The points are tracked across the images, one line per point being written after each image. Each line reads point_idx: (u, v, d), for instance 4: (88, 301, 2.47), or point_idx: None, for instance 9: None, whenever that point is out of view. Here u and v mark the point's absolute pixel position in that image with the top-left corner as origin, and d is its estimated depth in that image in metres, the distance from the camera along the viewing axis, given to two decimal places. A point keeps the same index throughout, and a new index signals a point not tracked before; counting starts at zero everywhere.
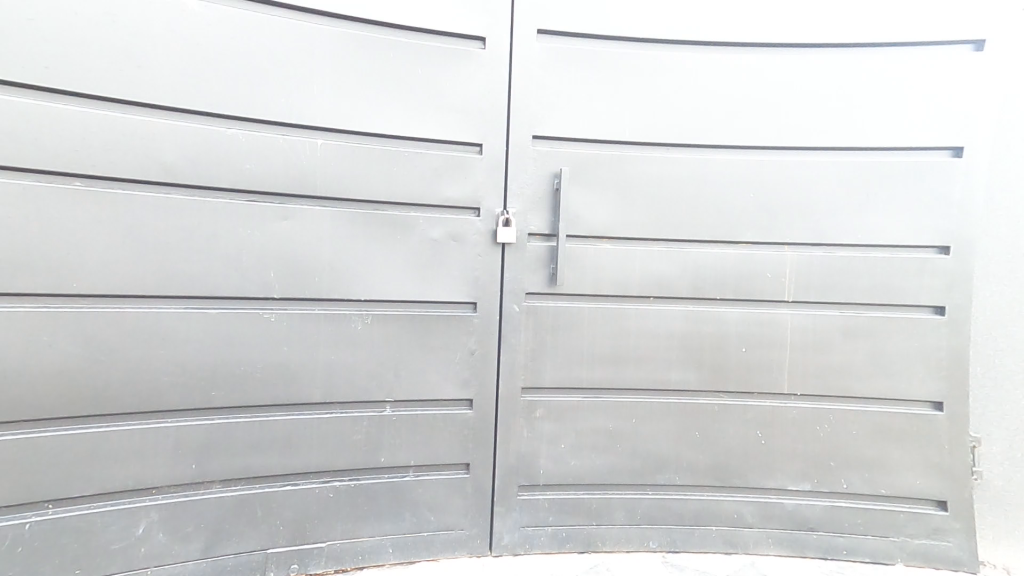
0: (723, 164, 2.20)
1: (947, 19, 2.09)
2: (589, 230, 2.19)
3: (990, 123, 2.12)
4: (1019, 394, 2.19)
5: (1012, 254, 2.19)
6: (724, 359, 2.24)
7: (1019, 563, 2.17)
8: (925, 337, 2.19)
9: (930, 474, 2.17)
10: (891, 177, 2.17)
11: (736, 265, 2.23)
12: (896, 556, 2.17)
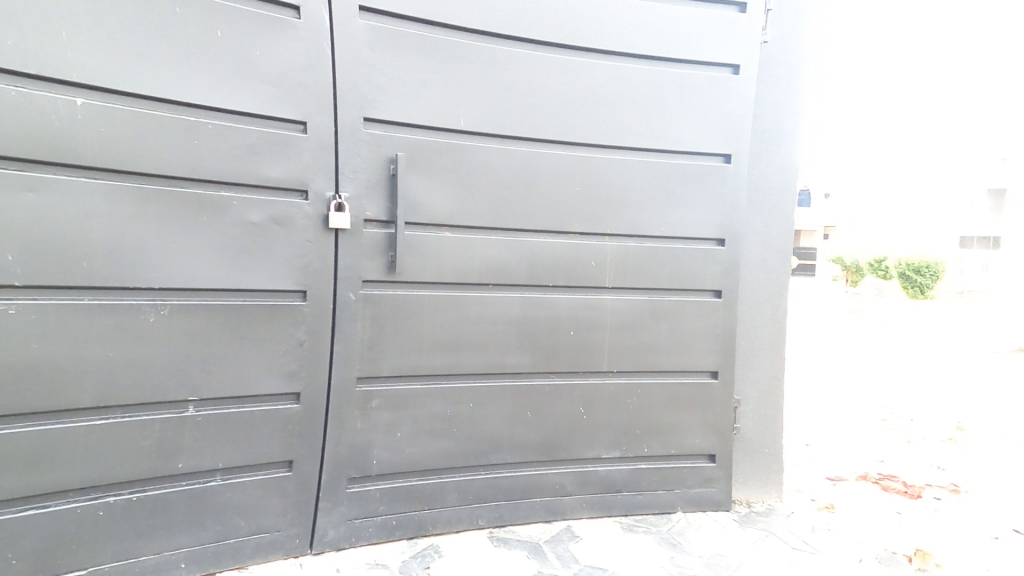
0: (551, 158, 2.35)
1: (720, 45, 2.47)
2: (427, 218, 2.19)
3: (749, 138, 2.56)
4: (769, 362, 2.72)
5: (767, 248, 2.69)
6: (555, 342, 2.42)
7: (756, 497, 2.72)
8: (709, 318, 2.60)
9: (707, 432, 2.60)
10: (685, 179, 2.52)
11: (566, 254, 2.41)
12: (678, 505, 2.56)
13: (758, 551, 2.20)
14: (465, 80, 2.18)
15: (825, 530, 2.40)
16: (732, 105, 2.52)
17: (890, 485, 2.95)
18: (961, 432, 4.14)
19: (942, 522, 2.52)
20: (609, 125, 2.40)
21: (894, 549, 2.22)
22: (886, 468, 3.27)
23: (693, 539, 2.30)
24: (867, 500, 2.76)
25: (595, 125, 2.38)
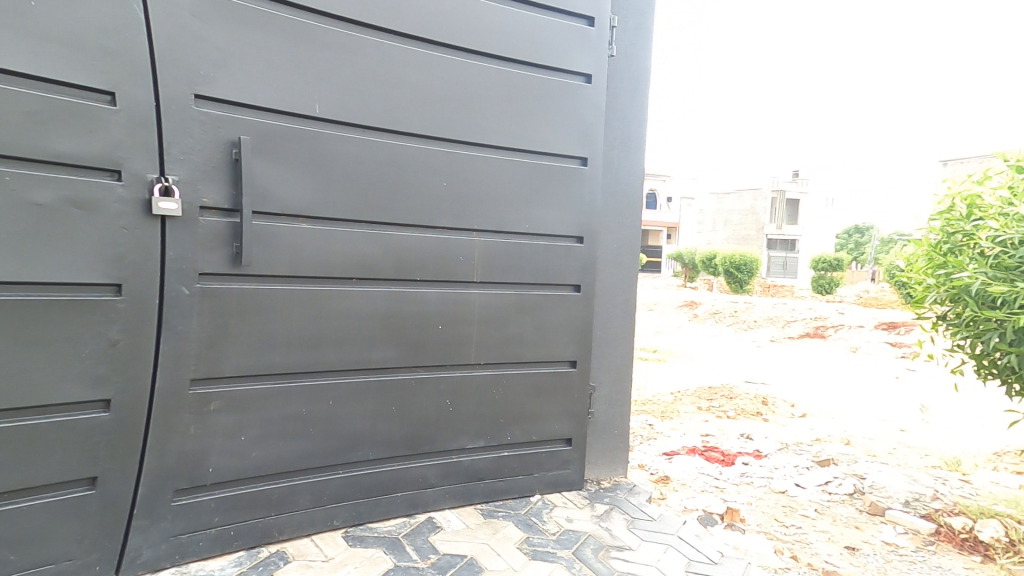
0: (416, 151, 2.32)
1: (573, 56, 2.63)
2: (280, 208, 2.05)
3: (601, 144, 2.76)
4: (620, 351, 2.96)
5: (620, 246, 2.92)
6: (423, 336, 2.40)
7: (603, 474, 2.96)
8: (569, 310, 2.75)
9: (565, 417, 2.75)
10: (546, 179, 2.64)
11: (433, 248, 2.40)
12: (536, 488, 2.70)
13: (603, 522, 2.39)
14: (316, 64, 2.07)
15: (663, 501, 2.93)
16: (586, 112, 2.70)
17: (712, 455, 3.72)
18: (767, 407, 4.98)
19: (746, 486, 3.30)
20: (472, 121, 2.43)
21: (711, 509, 2.87)
22: (711, 441, 4.03)
23: (547, 518, 2.44)
24: (694, 472, 3.43)
25: (458, 120, 2.40)
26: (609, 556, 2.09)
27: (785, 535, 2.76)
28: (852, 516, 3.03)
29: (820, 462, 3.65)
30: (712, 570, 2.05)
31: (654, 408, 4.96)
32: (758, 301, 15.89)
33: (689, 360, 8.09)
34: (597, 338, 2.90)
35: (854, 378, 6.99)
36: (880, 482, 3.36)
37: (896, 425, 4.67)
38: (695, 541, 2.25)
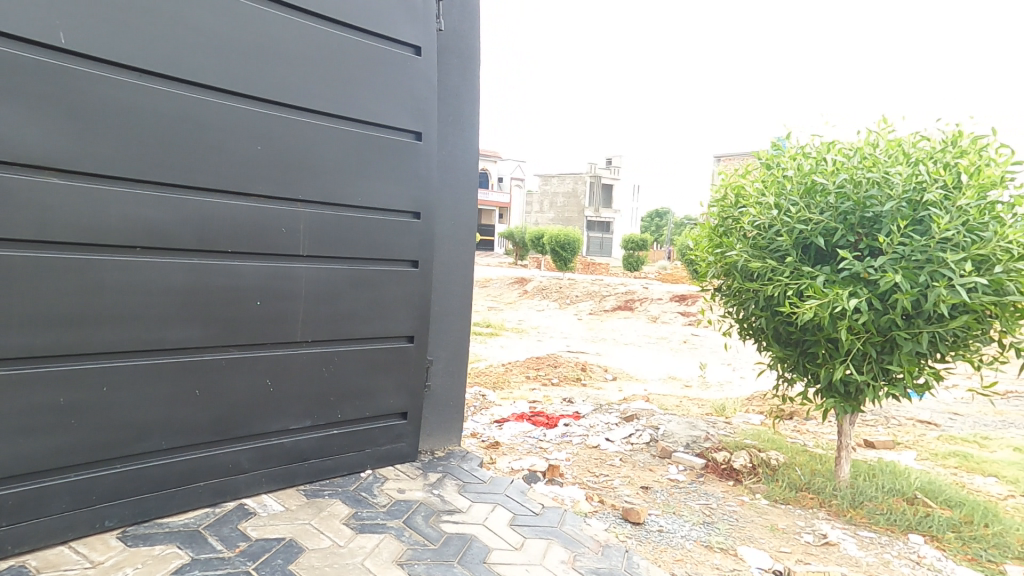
0: (219, 108, 2.02)
1: (400, 23, 2.50)
2: (16, 156, 1.63)
3: (434, 118, 2.66)
4: (457, 325, 2.97)
5: (456, 220, 2.92)
6: (234, 314, 2.10)
7: (437, 445, 2.98)
8: (407, 286, 2.61)
9: (401, 393, 2.64)
10: (379, 150, 2.48)
11: (248, 216, 2.11)
12: (367, 463, 2.59)
13: (434, 490, 2.41)
14: None
15: (493, 464, 3.09)
16: (418, 84, 2.59)
17: (537, 419, 4.02)
18: (585, 373, 5.56)
19: (566, 445, 3.64)
20: (290, 79, 2.18)
21: (536, 467, 3.11)
22: (538, 407, 4.36)
23: (377, 491, 2.37)
24: (521, 436, 3.69)
25: (272, 78, 2.13)
26: (439, 521, 2.13)
27: (596, 484, 3.13)
28: (648, 461, 3.57)
29: (626, 418, 4.21)
30: (534, 520, 2.24)
31: (487, 380, 5.17)
32: (580, 282, 17.58)
33: (520, 334, 8.62)
34: (433, 313, 2.88)
35: (654, 344, 8.22)
36: (669, 429, 4.01)
37: (681, 382, 5.61)
38: (520, 497, 2.42)
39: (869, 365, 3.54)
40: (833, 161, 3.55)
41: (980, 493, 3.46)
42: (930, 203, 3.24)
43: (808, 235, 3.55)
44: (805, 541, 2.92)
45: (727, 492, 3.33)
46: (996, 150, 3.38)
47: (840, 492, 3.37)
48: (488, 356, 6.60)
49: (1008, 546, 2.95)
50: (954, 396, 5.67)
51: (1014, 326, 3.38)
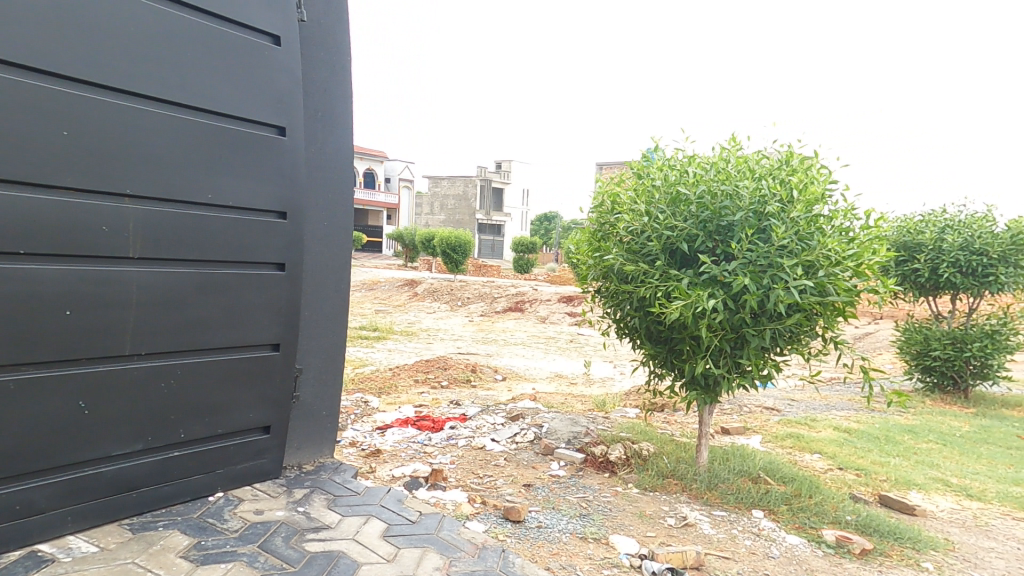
0: (6, 85, 1.72)
1: (252, 10, 2.30)
2: None
3: (298, 112, 2.48)
4: (329, 331, 2.83)
5: (329, 221, 2.76)
6: (34, 326, 1.81)
7: (306, 459, 2.81)
8: (269, 292, 2.41)
9: (261, 405, 2.45)
10: (232, 145, 2.27)
11: (54, 214, 1.84)
12: (218, 486, 2.36)
13: (299, 507, 2.28)
14: None
15: (373, 474, 3.04)
16: (278, 77, 2.40)
17: (423, 423, 3.99)
18: (476, 375, 5.62)
19: (451, 448, 3.65)
20: (108, 60, 1.93)
21: (418, 473, 3.10)
22: (424, 411, 4.32)
23: (229, 516, 2.19)
24: (405, 441, 3.64)
25: (83, 56, 1.87)
26: (302, 540, 2.03)
27: (479, 485, 3.17)
28: (532, 460, 3.69)
29: (512, 417, 4.32)
30: (409, 529, 2.21)
31: (373, 386, 5.01)
32: (476, 282, 17.72)
33: (410, 338, 8.43)
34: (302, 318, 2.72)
35: (543, 343, 8.54)
36: (552, 426, 4.18)
37: (567, 380, 5.86)
38: (395, 506, 2.37)
39: (725, 360, 3.99)
40: (694, 173, 3.94)
41: (808, 468, 4.04)
42: (770, 214, 3.75)
43: (674, 240, 3.91)
44: (667, 524, 3.22)
45: (603, 484, 3.56)
46: (819, 169, 3.98)
47: (700, 475, 3.75)
48: (376, 362, 6.39)
49: (827, 513, 3.48)
50: (791, 385, 6.57)
51: (834, 323, 4.01)
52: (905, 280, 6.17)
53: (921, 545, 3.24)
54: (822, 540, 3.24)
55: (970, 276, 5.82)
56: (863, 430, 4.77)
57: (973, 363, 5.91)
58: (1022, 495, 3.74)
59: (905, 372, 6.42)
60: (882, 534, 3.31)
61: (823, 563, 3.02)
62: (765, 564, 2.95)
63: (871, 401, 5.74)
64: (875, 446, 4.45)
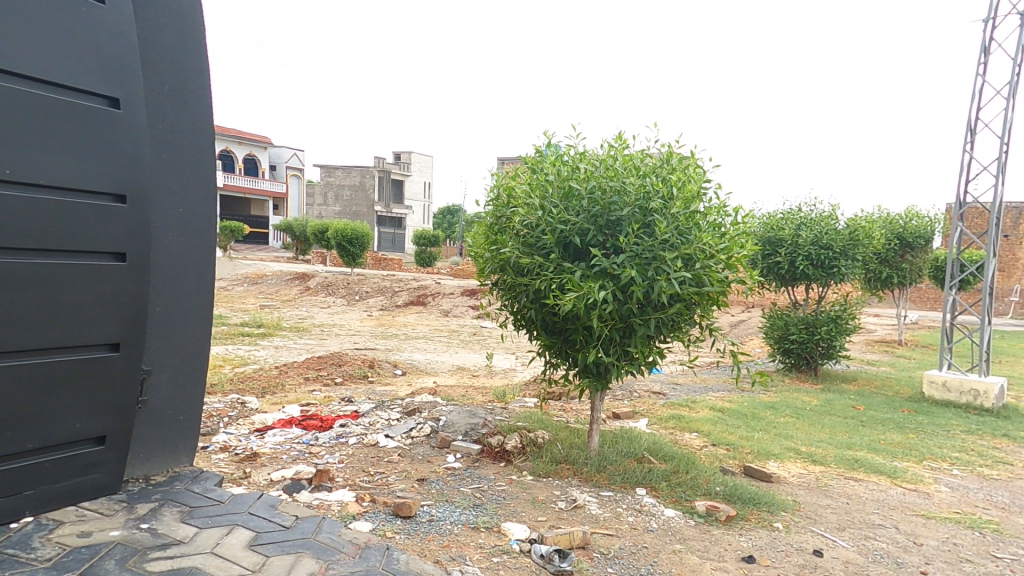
0: None
1: None
2: None
3: (135, 76, 1.97)
4: (188, 326, 2.41)
5: (187, 209, 2.33)
6: None
7: (157, 469, 2.43)
8: (103, 281, 1.90)
9: (95, 414, 1.96)
10: (33, 114, 1.73)
11: None
12: (25, 510, 1.89)
13: (141, 524, 2.02)
14: None
15: (248, 479, 2.93)
16: (98, 32, 1.89)
17: (309, 422, 3.86)
18: (372, 370, 5.52)
19: (340, 447, 3.55)
20: None
21: (301, 475, 3.02)
22: (313, 410, 4.18)
23: (39, 543, 1.82)
24: (286, 442, 3.52)
25: None
26: (144, 560, 1.82)
27: (369, 484, 3.11)
28: (427, 454, 3.69)
29: (409, 412, 4.27)
30: (280, 536, 2.11)
31: (257, 385, 4.79)
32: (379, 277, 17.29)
33: (303, 337, 8.05)
34: (153, 314, 2.28)
35: (443, 338, 8.59)
36: (449, 420, 4.18)
37: (468, 373, 5.91)
38: (266, 513, 2.26)
39: (615, 349, 4.21)
40: (585, 169, 4.12)
41: (687, 446, 4.42)
42: (654, 210, 4.01)
43: (567, 234, 4.06)
44: (558, 508, 3.36)
45: (498, 473, 3.64)
46: (696, 169, 4.31)
47: (590, 459, 3.96)
48: (263, 364, 6.05)
49: (700, 486, 3.83)
50: (675, 369, 7.13)
51: (709, 311, 4.39)
52: (768, 272, 6.90)
53: (775, 508, 3.66)
54: (695, 510, 3.56)
55: (818, 268, 6.63)
56: (733, 408, 5.29)
57: (821, 344, 6.77)
58: (854, 457, 4.37)
59: (769, 354, 7.22)
60: (745, 501, 3.70)
61: (694, 532, 3.32)
62: (644, 537, 3.19)
63: (740, 382, 6.39)
64: (742, 422, 4.96)
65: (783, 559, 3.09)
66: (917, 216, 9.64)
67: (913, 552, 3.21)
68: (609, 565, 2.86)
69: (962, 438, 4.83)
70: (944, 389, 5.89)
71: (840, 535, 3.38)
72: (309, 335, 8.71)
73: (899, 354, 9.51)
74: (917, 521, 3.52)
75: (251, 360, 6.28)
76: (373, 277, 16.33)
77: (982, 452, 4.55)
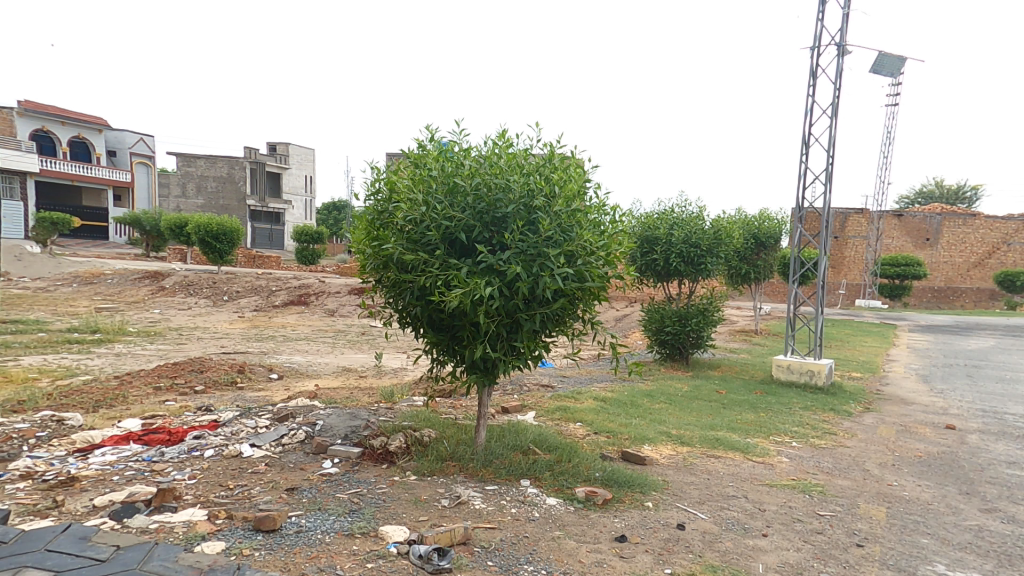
0: None
1: None
2: None
3: None
4: None
5: None
6: None
7: None
8: None
9: None
10: None
11: None
12: None
13: None
14: None
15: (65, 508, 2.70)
16: None
17: (155, 436, 3.63)
18: (241, 377, 5.40)
19: (191, 461, 3.35)
20: None
21: (139, 497, 2.81)
22: (162, 423, 3.93)
23: None
24: (119, 459, 3.30)
25: None
26: None
27: (226, 499, 2.93)
28: (300, 461, 3.53)
29: (280, 418, 4.07)
30: None
31: (91, 399, 4.47)
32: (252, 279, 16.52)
33: (164, 349, 7.39)
34: None
35: (326, 344, 8.37)
36: (327, 424, 4.04)
37: (354, 377, 5.72)
38: (77, 549, 2.35)
39: (502, 344, 4.27)
40: (470, 166, 4.14)
41: (570, 435, 4.61)
42: (538, 207, 4.11)
43: (453, 231, 4.05)
44: (441, 506, 3.34)
45: (380, 475, 3.55)
46: (578, 169, 4.50)
47: (476, 455, 3.99)
48: (96, 375, 5.56)
49: (581, 473, 4.01)
50: (563, 363, 7.44)
51: (590, 306, 4.60)
52: (646, 269, 7.40)
53: (647, 488, 3.94)
54: (575, 497, 3.72)
55: (689, 264, 7.23)
56: (614, 398, 5.63)
57: (692, 334, 7.41)
58: (715, 436, 4.83)
59: (647, 346, 7.77)
60: (621, 484, 3.94)
61: (572, 517, 3.47)
62: (525, 527, 3.26)
63: (620, 372, 6.82)
64: (621, 410, 5.29)
65: (650, 535, 3.33)
66: (768, 218, 10.89)
67: (758, 517, 3.61)
68: (489, 559, 2.88)
69: (800, 414, 5.55)
70: (787, 369, 6.72)
71: (700, 508, 3.71)
72: (172, 344, 7.98)
73: (756, 342, 10.73)
74: (762, 489, 3.98)
75: (90, 373, 5.61)
76: (239, 280, 16.26)
77: (815, 425, 5.26)
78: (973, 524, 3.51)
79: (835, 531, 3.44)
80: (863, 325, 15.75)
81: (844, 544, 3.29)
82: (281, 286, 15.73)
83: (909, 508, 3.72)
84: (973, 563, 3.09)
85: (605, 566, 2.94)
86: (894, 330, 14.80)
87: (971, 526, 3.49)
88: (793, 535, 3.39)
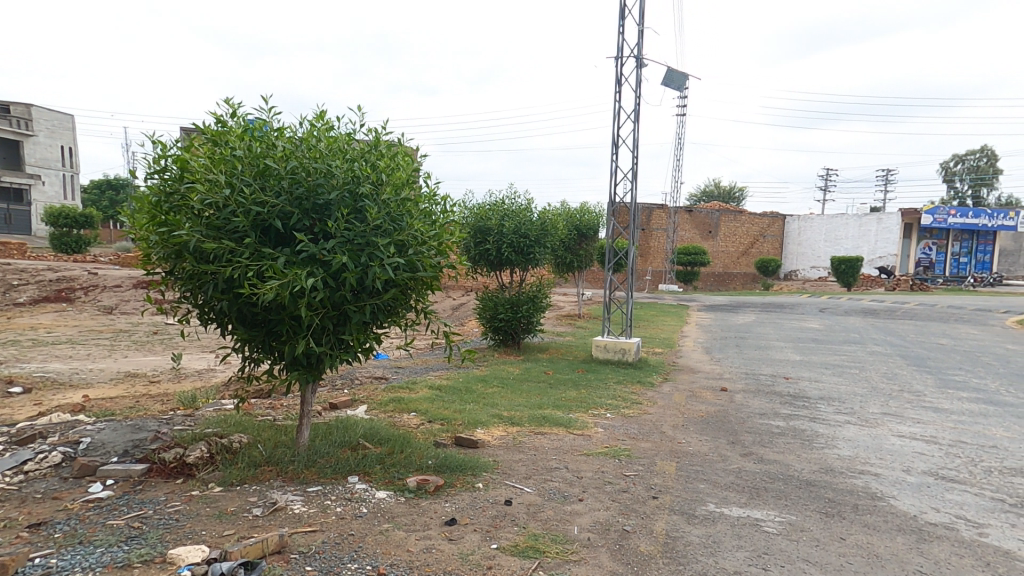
0: None
1: None
2: None
3: None
4: None
5: None
6: None
7: None
8: None
9: None
10: None
11: None
12: None
13: None
14: None
15: None
16: None
17: None
18: None
19: None
20: None
21: None
22: None
23: None
24: None
25: None
26: None
27: None
28: (53, 489, 3.05)
29: (23, 442, 3.51)
30: None
31: None
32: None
33: None
34: None
35: (107, 353, 7.21)
36: (96, 441, 3.55)
37: (146, 390, 5.00)
38: None
39: (327, 338, 4.01)
40: (283, 148, 3.80)
41: (404, 426, 4.56)
42: (364, 195, 3.91)
43: (265, 217, 3.70)
44: (252, 516, 3.03)
45: (172, 492, 3.15)
46: (405, 158, 4.40)
47: (298, 456, 3.71)
48: None
49: (414, 463, 3.97)
50: (399, 354, 7.38)
51: (423, 295, 4.56)
52: (480, 259, 7.64)
53: (478, 470, 4.05)
54: (406, 487, 3.67)
55: (519, 254, 7.60)
56: (450, 386, 5.73)
57: (523, 319, 7.83)
58: (542, 415, 5.18)
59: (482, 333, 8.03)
60: (453, 469, 3.99)
61: (402, 508, 3.41)
62: (351, 525, 3.12)
63: (454, 361, 6.96)
64: (456, 397, 5.39)
65: (479, 515, 3.43)
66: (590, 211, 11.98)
67: (576, 485, 3.95)
68: (307, 564, 2.70)
69: (614, 388, 6.24)
70: (604, 349, 7.49)
71: (526, 483, 3.94)
72: None
73: (579, 325, 11.83)
74: (581, 459, 4.36)
75: None
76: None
77: (626, 397, 5.94)
78: (736, 467, 4.27)
79: (637, 488, 3.91)
80: (662, 305, 18.38)
81: (643, 498, 3.76)
82: (29, 280, 13.65)
83: (693, 460, 4.39)
84: (734, 498, 3.76)
85: (433, 551, 2.95)
86: (685, 309, 17.51)
87: (735, 469, 4.24)
88: (604, 497, 3.77)
